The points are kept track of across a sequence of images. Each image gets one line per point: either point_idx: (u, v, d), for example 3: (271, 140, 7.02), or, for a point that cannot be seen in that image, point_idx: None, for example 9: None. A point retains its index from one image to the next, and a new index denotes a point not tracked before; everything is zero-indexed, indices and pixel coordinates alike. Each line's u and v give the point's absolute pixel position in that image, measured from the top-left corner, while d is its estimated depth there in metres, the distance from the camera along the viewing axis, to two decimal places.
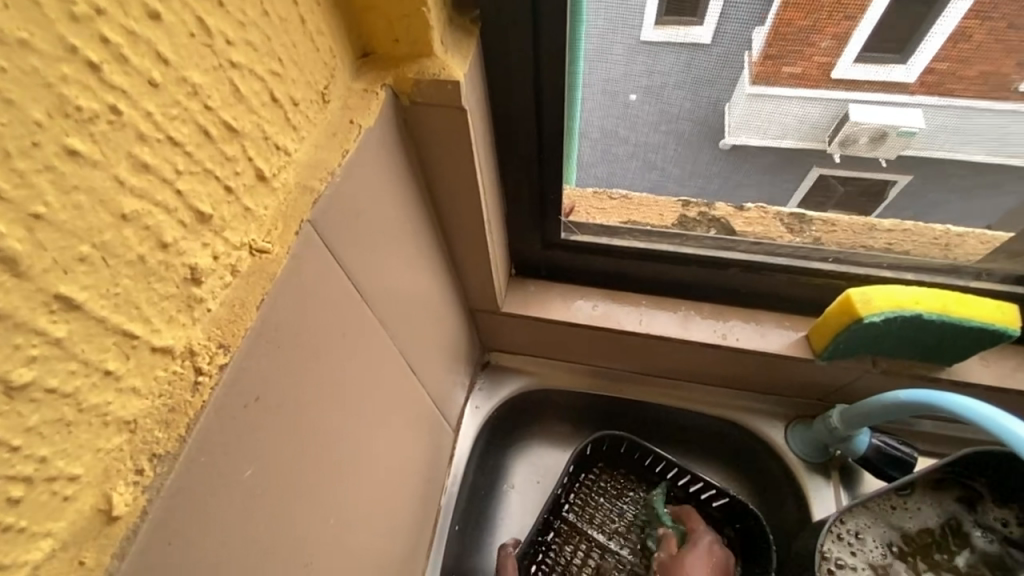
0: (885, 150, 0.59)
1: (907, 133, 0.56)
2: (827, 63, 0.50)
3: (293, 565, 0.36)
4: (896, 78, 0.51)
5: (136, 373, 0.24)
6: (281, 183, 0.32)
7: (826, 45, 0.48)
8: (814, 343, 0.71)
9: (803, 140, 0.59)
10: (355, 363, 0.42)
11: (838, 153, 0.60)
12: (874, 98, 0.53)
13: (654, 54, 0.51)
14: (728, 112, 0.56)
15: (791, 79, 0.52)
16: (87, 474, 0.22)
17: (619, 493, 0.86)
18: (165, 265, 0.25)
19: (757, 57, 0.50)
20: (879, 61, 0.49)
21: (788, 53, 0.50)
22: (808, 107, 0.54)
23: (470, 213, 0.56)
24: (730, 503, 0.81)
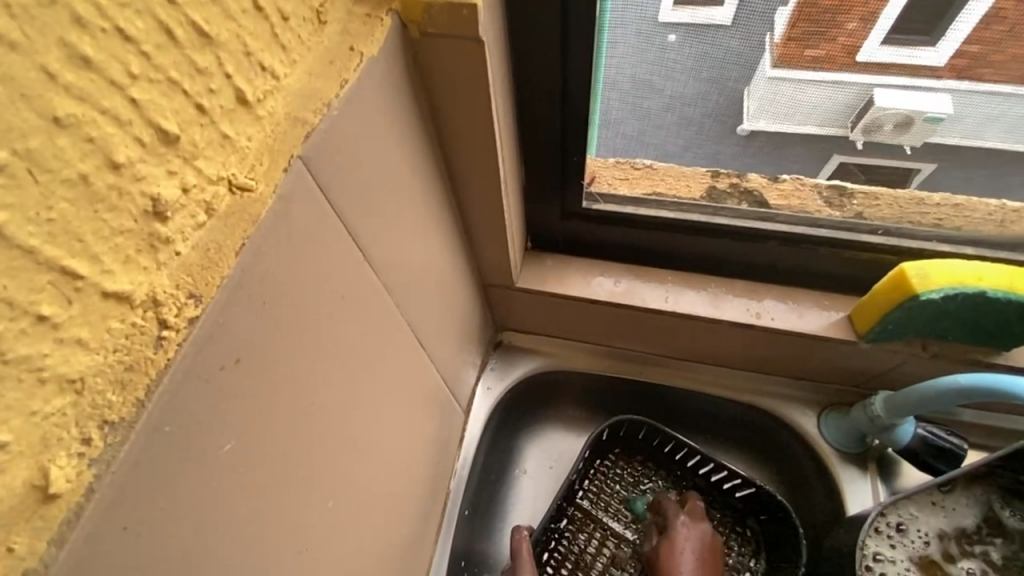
0: (910, 137, 0.57)
1: (934, 118, 0.54)
2: (852, 45, 0.48)
3: (284, 550, 0.33)
4: (925, 61, 0.48)
5: (82, 322, 0.20)
6: (267, 112, 0.27)
7: (852, 27, 0.47)
8: (858, 325, 0.65)
9: (825, 126, 0.57)
10: (355, 330, 0.38)
11: (860, 140, 0.58)
12: (901, 84, 0.51)
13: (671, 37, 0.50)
14: (747, 97, 0.54)
15: (813, 62, 0.50)
16: (19, 442, 0.18)
17: (636, 481, 0.82)
18: (118, 192, 0.20)
19: (780, 39, 0.48)
20: (908, 44, 0.47)
21: (812, 35, 0.48)
22: (831, 92, 0.53)
23: (484, 173, 0.51)
24: (756, 494, 0.76)
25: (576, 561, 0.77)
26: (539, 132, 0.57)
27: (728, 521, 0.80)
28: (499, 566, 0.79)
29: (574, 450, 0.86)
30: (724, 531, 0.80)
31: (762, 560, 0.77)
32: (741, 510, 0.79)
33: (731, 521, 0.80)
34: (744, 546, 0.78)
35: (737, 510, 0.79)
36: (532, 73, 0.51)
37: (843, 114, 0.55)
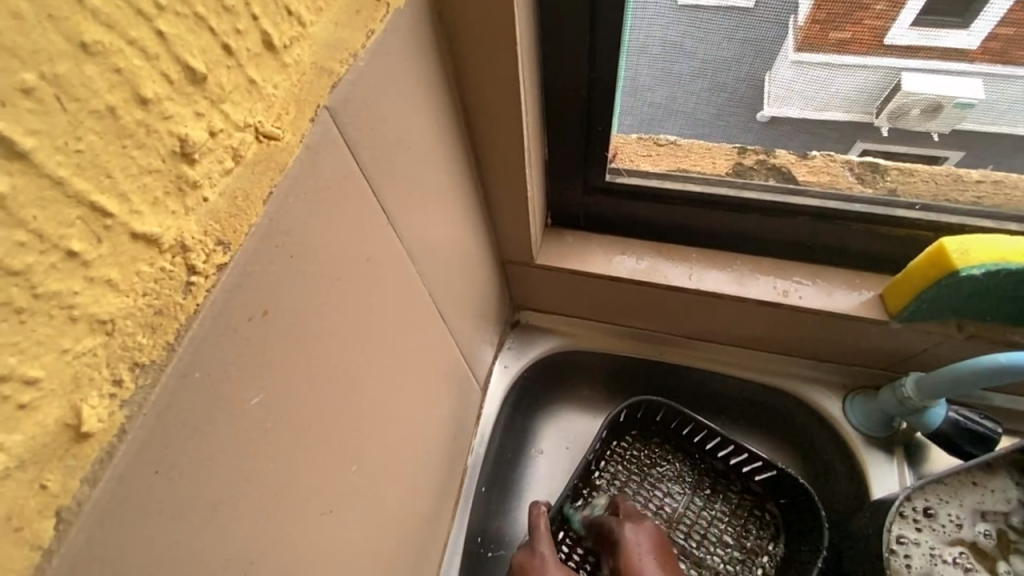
0: (938, 124, 0.56)
1: (963, 104, 0.53)
2: (879, 28, 0.48)
3: (311, 511, 0.33)
4: (954, 44, 0.48)
5: (112, 262, 0.19)
6: (294, 59, 0.26)
7: (880, 8, 0.47)
8: (890, 303, 0.63)
9: (852, 112, 0.56)
10: (379, 296, 0.37)
11: (887, 127, 0.57)
12: (928, 67, 0.51)
13: (694, 15, 0.49)
14: (768, 82, 0.55)
15: (840, 45, 0.50)
16: (50, 380, 0.18)
17: (653, 463, 0.81)
18: (146, 129, 0.19)
19: (803, 22, 0.49)
20: (939, 26, 0.47)
21: (837, 18, 0.48)
22: (856, 76, 0.52)
23: (508, 140, 0.50)
24: (775, 478, 0.75)
25: None
26: (564, 100, 0.56)
27: (748, 504, 0.78)
28: (515, 542, 0.79)
29: (590, 431, 0.85)
30: (744, 514, 0.78)
31: (782, 544, 0.76)
32: (760, 494, 0.78)
33: (751, 504, 0.78)
34: (763, 529, 0.77)
35: (756, 494, 0.78)
36: (557, 41, 0.50)
37: (871, 99, 0.54)
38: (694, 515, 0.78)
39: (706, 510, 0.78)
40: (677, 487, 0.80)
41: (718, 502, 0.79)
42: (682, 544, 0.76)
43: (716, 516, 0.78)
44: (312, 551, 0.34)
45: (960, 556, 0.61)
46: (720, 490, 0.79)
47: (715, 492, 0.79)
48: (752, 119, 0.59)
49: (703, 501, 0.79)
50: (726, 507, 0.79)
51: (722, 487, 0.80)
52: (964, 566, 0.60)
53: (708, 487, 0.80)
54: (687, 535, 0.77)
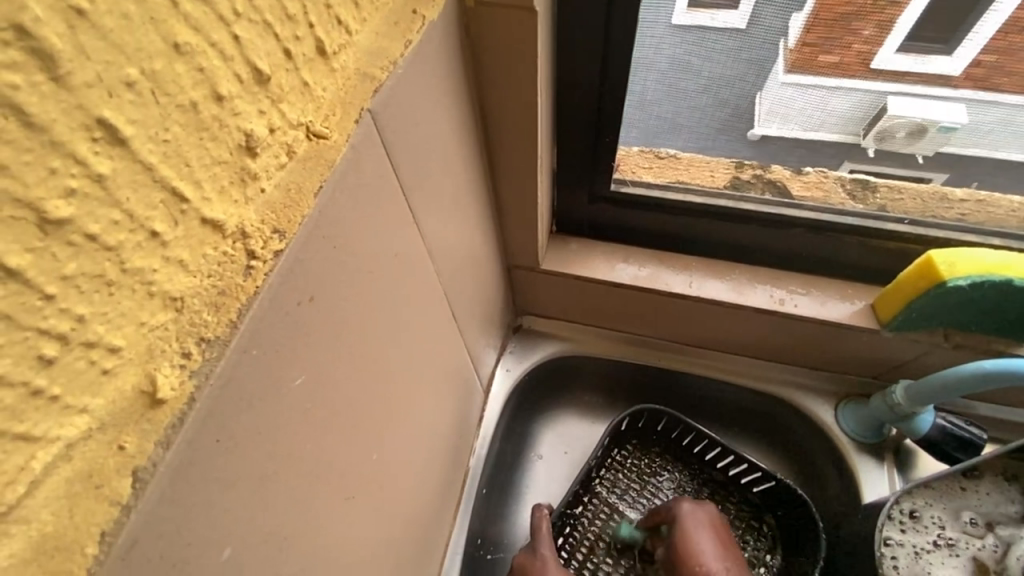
0: (923, 146, 0.61)
1: (947, 129, 0.58)
2: (867, 52, 0.51)
3: (335, 497, 0.34)
4: (940, 69, 0.52)
5: (185, 244, 0.21)
6: (340, 65, 0.28)
7: (869, 33, 0.50)
8: (881, 313, 0.66)
9: (835, 134, 0.61)
10: (404, 293, 0.39)
11: (872, 147, 0.62)
12: (913, 91, 0.55)
13: (684, 37, 0.53)
14: (758, 102, 0.58)
15: (831, 67, 0.53)
16: (129, 349, 0.19)
17: (654, 471, 0.83)
18: (219, 123, 0.21)
19: (793, 45, 0.52)
20: (924, 52, 0.51)
21: (829, 41, 0.51)
22: (847, 97, 0.56)
23: (524, 148, 0.52)
24: (774, 489, 0.77)
25: (590, 545, 0.77)
26: (575, 111, 0.58)
27: (746, 515, 0.80)
28: (515, 546, 0.80)
29: (590, 437, 0.87)
30: (741, 524, 0.80)
31: (778, 554, 0.77)
32: (758, 506, 0.80)
33: (749, 515, 0.80)
34: (760, 540, 0.79)
35: (753, 504, 0.80)
36: (570, 56, 0.53)
37: (860, 120, 0.58)
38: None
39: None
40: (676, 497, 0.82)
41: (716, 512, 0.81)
42: None
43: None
44: (334, 535, 0.35)
45: (947, 537, 0.64)
46: (719, 500, 0.81)
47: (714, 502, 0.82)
48: (744, 138, 0.63)
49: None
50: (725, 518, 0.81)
51: (721, 498, 0.82)
52: (947, 544, 0.64)
53: (707, 497, 0.82)
54: None
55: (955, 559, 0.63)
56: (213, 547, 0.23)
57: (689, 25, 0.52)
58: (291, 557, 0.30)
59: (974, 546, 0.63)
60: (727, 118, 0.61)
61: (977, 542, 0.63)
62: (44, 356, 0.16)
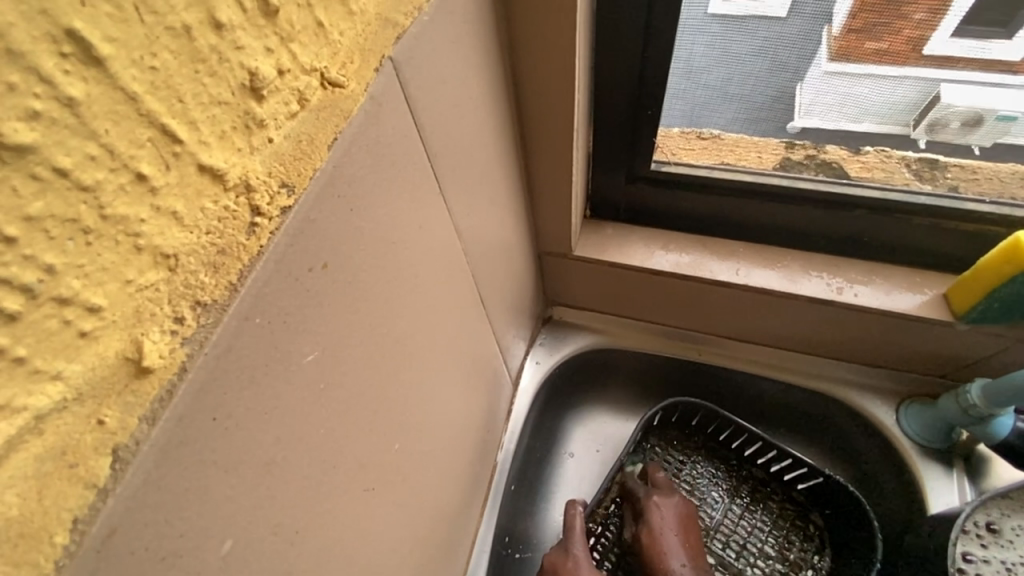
0: (980, 136, 0.57)
1: (1006, 117, 0.55)
2: (918, 38, 0.49)
3: (354, 486, 0.31)
4: (997, 55, 0.49)
5: (178, 192, 0.18)
6: (359, 10, 0.24)
7: (921, 18, 0.47)
8: (957, 305, 0.59)
9: (884, 124, 0.58)
10: (429, 265, 0.36)
11: (922, 138, 0.58)
12: (967, 78, 0.52)
13: (724, 26, 0.51)
14: (800, 94, 0.56)
15: (877, 54, 0.50)
16: (112, 310, 0.17)
17: (684, 463, 0.78)
18: (218, 56, 0.18)
19: (838, 32, 0.50)
20: (984, 36, 0.48)
21: (876, 26, 0.49)
22: (898, 86, 0.53)
23: (557, 119, 0.48)
24: (819, 486, 0.72)
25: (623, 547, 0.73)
26: (613, 84, 0.54)
27: (790, 514, 0.75)
28: (543, 545, 0.76)
29: (621, 429, 0.83)
30: (785, 524, 0.75)
31: (827, 557, 0.72)
32: (803, 504, 0.75)
33: (793, 514, 0.75)
34: (808, 542, 0.73)
35: (798, 504, 0.75)
36: (610, 20, 0.48)
37: (910, 110, 0.56)
38: (732, 524, 0.75)
39: (744, 517, 0.75)
40: (715, 493, 0.77)
41: (758, 511, 0.75)
42: (720, 553, 0.72)
43: (756, 525, 0.75)
44: (352, 525, 0.32)
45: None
46: (760, 499, 0.76)
47: (755, 501, 0.76)
48: (783, 131, 0.61)
49: (742, 510, 0.76)
50: (768, 517, 0.75)
51: (762, 496, 0.76)
52: None
53: (747, 495, 0.76)
54: (726, 546, 0.73)
55: None
56: (212, 540, 0.21)
57: (728, 14, 0.50)
58: (301, 553, 0.27)
59: None
60: (785, 85, 0.56)
61: None
62: (5, 310, 0.14)
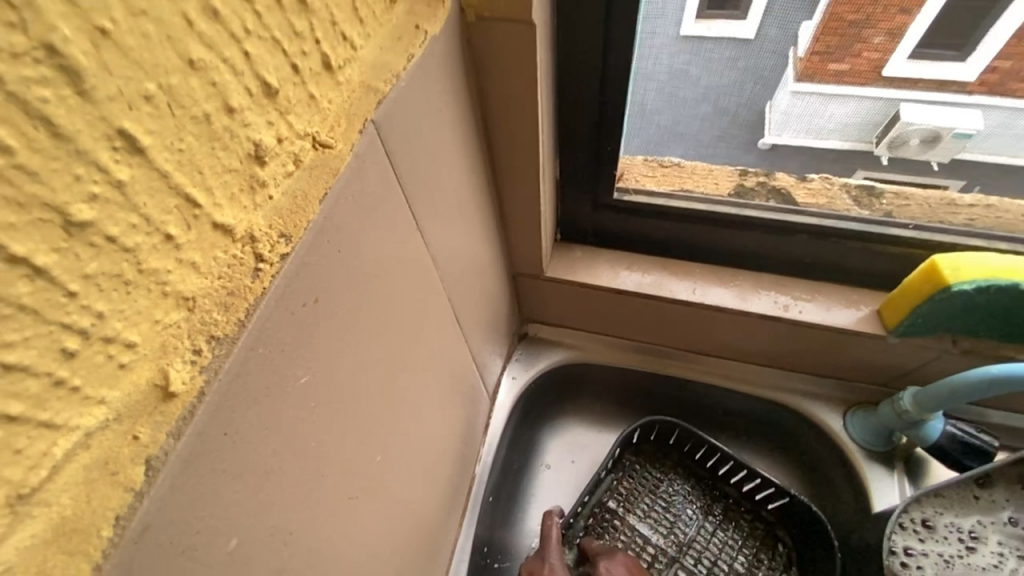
0: (937, 153, 0.64)
1: (963, 134, 0.61)
2: (878, 59, 0.56)
3: (339, 495, 0.35)
4: (953, 75, 0.56)
5: (197, 247, 0.22)
6: (346, 79, 0.29)
7: (879, 41, 0.54)
8: (887, 319, 0.65)
9: (848, 141, 0.65)
10: (408, 293, 0.40)
11: (886, 154, 0.65)
12: (925, 98, 0.58)
13: (692, 47, 0.56)
14: (769, 112, 0.62)
15: (837, 76, 0.57)
16: (144, 345, 0.20)
17: (661, 480, 0.83)
18: (229, 133, 0.23)
19: (803, 54, 0.56)
20: (936, 58, 0.55)
21: (838, 49, 0.55)
22: (857, 104, 0.60)
23: (524, 156, 0.52)
24: (786, 505, 0.77)
25: None
26: (577, 123, 0.59)
27: (760, 533, 0.79)
28: (520, 555, 0.79)
29: (599, 445, 0.87)
30: (756, 543, 0.79)
31: (793, 574, 0.76)
32: (773, 522, 0.79)
33: (763, 533, 0.79)
34: (776, 559, 0.78)
35: (767, 521, 0.79)
36: (571, 69, 0.54)
37: (873, 127, 0.63)
38: (705, 540, 0.78)
39: (716, 533, 0.79)
40: (689, 510, 0.81)
41: (730, 528, 0.80)
42: (691, 569, 0.76)
43: (727, 541, 0.79)
44: (338, 530, 0.36)
45: (969, 531, 0.62)
46: (732, 517, 0.80)
47: (728, 518, 0.80)
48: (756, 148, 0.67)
49: (715, 526, 0.80)
50: (739, 534, 0.79)
51: (734, 514, 0.80)
52: (971, 542, 0.61)
53: (720, 513, 0.81)
54: (698, 562, 0.76)
55: (985, 549, 0.61)
56: (220, 537, 0.24)
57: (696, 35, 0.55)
58: (294, 554, 0.31)
59: (994, 526, 0.62)
60: (723, 129, 0.65)
61: (997, 524, 0.62)
62: (67, 349, 0.18)
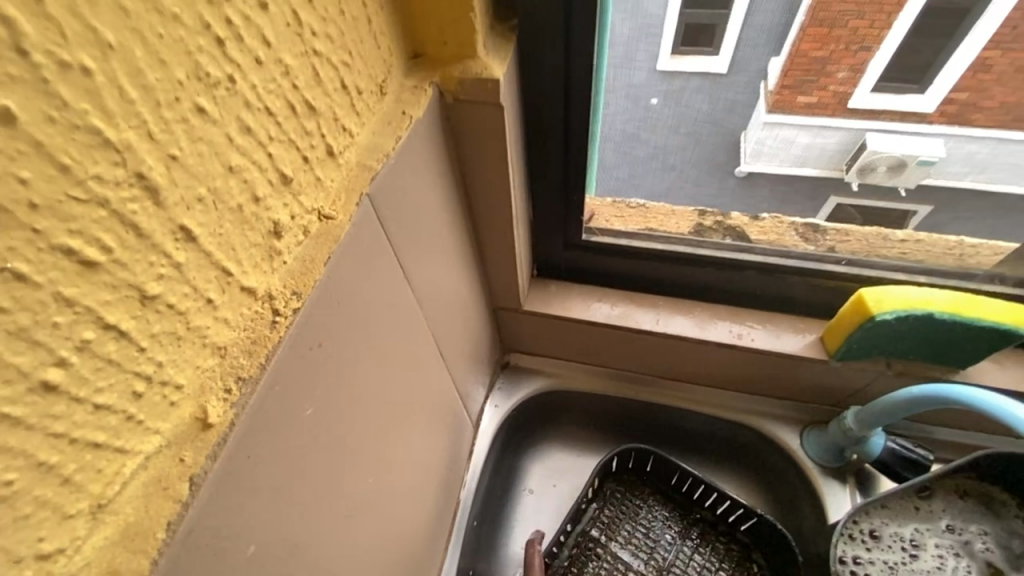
0: (905, 180, 0.76)
1: (926, 161, 0.73)
2: (845, 92, 0.69)
3: (336, 511, 0.39)
4: (912, 104, 0.67)
5: (229, 306, 0.28)
6: (345, 160, 0.37)
7: (843, 75, 0.67)
8: (829, 344, 0.73)
9: (821, 168, 0.80)
10: (396, 333, 0.46)
11: (856, 180, 0.79)
12: (889, 128, 0.71)
13: (649, 107, 0.68)
14: (745, 142, 0.79)
15: (807, 106, 0.71)
16: (188, 385, 0.26)
17: (641, 507, 0.87)
18: (254, 216, 0.29)
19: (773, 88, 0.70)
20: (897, 88, 0.66)
21: (804, 83, 0.68)
22: (827, 134, 0.76)
23: (500, 207, 0.59)
24: (757, 526, 0.81)
25: None
26: (547, 177, 0.66)
27: (736, 555, 0.83)
28: None
29: (580, 471, 0.92)
30: (732, 565, 0.82)
31: None
32: (747, 544, 0.83)
33: (739, 555, 0.83)
34: None
35: (742, 543, 0.83)
36: (539, 134, 0.60)
37: (843, 154, 0.77)
38: (683, 563, 0.83)
39: (694, 556, 0.83)
40: (668, 534, 0.85)
41: (706, 550, 0.84)
42: None
43: (705, 564, 0.83)
44: (336, 546, 0.40)
45: (909, 540, 0.68)
46: (709, 539, 0.84)
47: (704, 541, 0.84)
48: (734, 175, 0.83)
49: (692, 550, 0.84)
50: (715, 556, 0.83)
51: (710, 537, 0.85)
52: (912, 549, 0.67)
53: (697, 536, 0.85)
54: None
55: (924, 555, 0.67)
56: (242, 544, 0.29)
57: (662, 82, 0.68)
58: (298, 565, 0.35)
59: (929, 532, 0.68)
60: (669, 182, 0.80)
61: (932, 530, 0.68)
62: (136, 391, 0.23)
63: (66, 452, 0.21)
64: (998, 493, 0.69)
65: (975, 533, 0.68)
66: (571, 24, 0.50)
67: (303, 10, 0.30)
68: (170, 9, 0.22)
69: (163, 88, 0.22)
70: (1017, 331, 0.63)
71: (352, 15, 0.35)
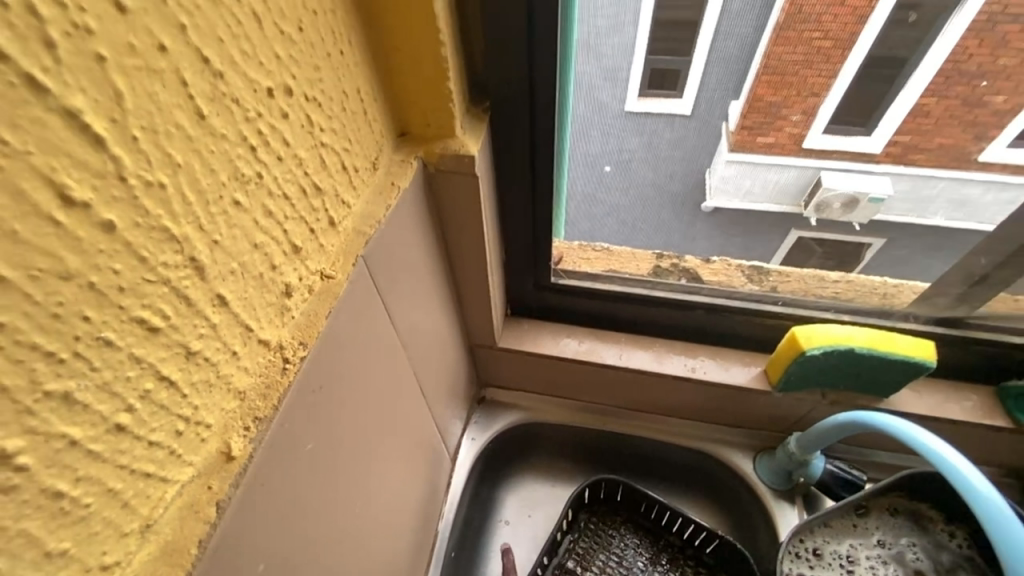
0: (857, 215, 0.83)
1: (876, 199, 0.79)
2: (798, 133, 0.76)
3: (329, 536, 0.44)
4: (862, 146, 0.75)
5: (249, 356, 0.34)
6: (343, 228, 0.44)
7: (796, 117, 0.74)
8: (771, 377, 0.81)
9: (784, 202, 0.87)
10: (382, 373, 0.51)
11: (815, 214, 0.86)
12: (842, 166, 0.78)
13: (604, 173, 0.80)
14: (711, 177, 0.86)
15: (766, 146, 0.77)
16: (215, 424, 0.31)
17: (614, 536, 0.92)
18: (271, 281, 0.35)
19: (735, 127, 0.76)
20: (847, 132, 0.75)
21: (763, 125, 0.75)
22: (784, 172, 0.83)
23: (475, 257, 0.66)
24: (719, 548, 0.86)
25: None
26: (518, 229, 0.74)
27: None
28: None
29: (554, 500, 0.96)
30: None
31: None
32: (712, 566, 0.88)
33: None
34: None
35: (707, 565, 0.88)
36: (510, 193, 0.68)
37: (801, 190, 0.84)
38: None
39: None
40: (640, 561, 0.90)
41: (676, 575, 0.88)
42: None
43: None
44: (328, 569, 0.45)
45: (847, 557, 0.75)
46: (678, 564, 0.89)
47: (674, 566, 0.89)
48: (702, 209, 0.91)
49: None
50: None
51: (680, 562, 0.89)
52: (850, 565, 0.74)
53: (667, 562, 0.89)
54: None
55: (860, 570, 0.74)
56: (252, 563, 0.34)
57: (624, 141, 0.76)
58: None
59: (864, 549, 0.75)
60: (628, 236, 0.90)
61: (868, 546, 0.75)
62: (177, 430, 0.29)
63: (127, 480, 0.26)
64: (924, 509, 0.77)
65: (905, 545, 0.75)
66: (536, 106, 0.58)
67: (315, 113, 0.37)
68: (221, 131, 0.29)
69: (212, 190, 0.29)
70: (926, 363, 0.72)
71: (351, 110, 0.42)
